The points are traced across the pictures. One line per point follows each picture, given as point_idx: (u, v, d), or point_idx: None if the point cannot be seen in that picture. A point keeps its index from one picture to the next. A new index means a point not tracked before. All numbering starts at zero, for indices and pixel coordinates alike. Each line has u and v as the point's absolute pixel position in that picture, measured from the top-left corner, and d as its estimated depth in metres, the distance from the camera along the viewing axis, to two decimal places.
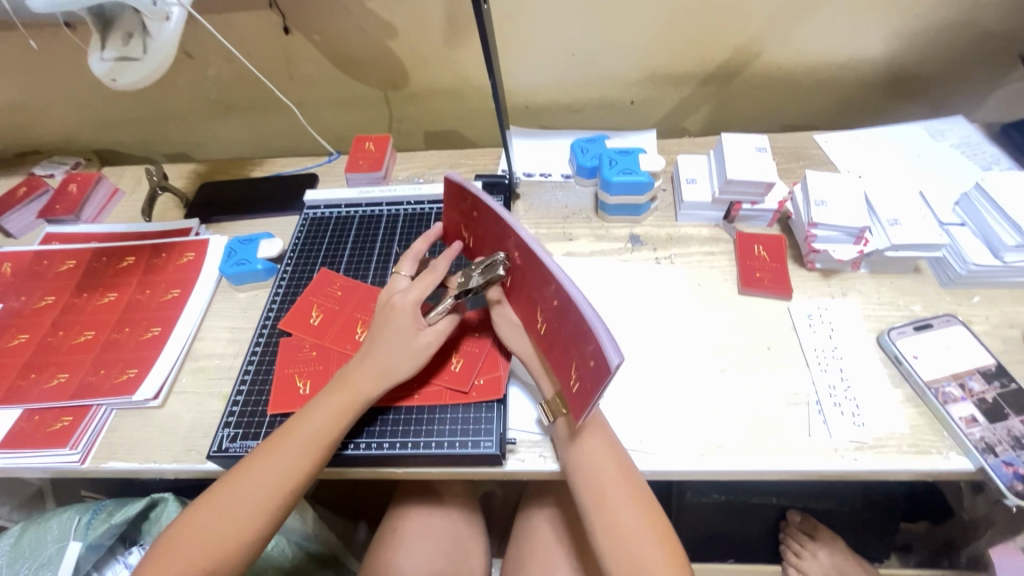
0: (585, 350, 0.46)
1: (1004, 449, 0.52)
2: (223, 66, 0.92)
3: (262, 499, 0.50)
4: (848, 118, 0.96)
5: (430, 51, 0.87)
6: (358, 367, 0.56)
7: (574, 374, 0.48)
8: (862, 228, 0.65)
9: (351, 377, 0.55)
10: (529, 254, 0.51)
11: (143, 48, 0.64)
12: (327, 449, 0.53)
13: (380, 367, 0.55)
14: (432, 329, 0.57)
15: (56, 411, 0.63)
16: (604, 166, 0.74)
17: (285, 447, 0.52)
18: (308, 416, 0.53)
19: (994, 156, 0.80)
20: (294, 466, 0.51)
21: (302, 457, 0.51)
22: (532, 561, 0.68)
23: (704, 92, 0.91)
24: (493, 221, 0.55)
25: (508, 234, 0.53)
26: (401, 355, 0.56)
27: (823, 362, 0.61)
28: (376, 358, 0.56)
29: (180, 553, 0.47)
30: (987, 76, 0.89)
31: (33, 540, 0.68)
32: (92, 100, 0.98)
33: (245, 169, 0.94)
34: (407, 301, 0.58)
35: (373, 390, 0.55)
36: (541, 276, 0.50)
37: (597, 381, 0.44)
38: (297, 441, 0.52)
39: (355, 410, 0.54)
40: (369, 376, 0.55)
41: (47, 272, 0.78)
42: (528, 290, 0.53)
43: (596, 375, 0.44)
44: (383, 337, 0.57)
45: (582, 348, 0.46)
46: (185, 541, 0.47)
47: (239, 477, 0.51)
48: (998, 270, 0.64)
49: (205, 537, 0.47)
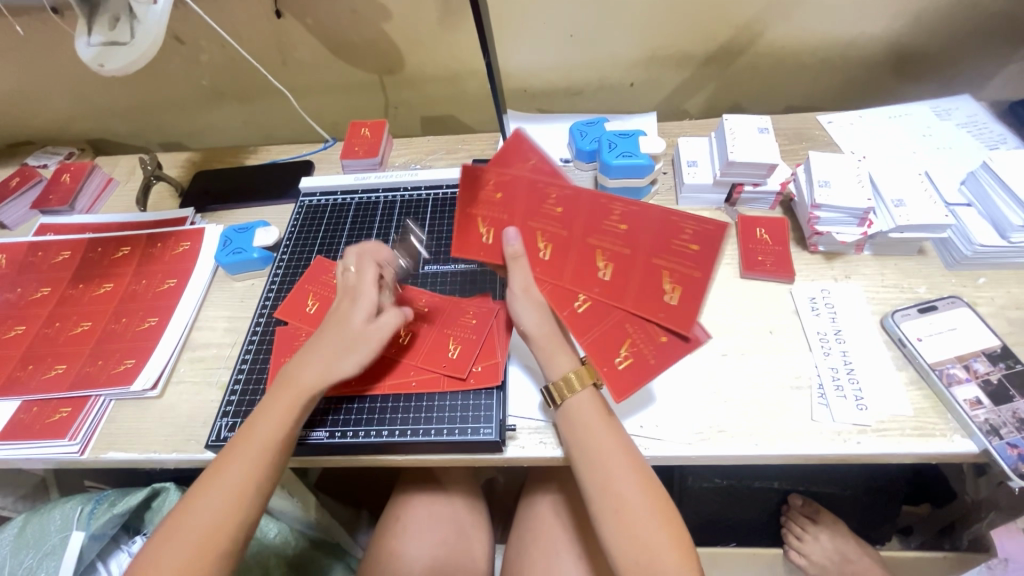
0: (679, 242, 0.54)
1: (1009, 431, 0.51)
2: (215, 52, 0.91)
3: (236, 499, 0.49)
4: (852, 98, 0.95)
5: (426, 34, 0.86)
6: (303, 363, 0.55)
7: (668, 284, 0.55)
8: (866, 209, 0.64)
9: (299, 373, 0.54)
10: (577, 200, 0.56)
11: (130, 32, 0.63)
12: (277, 450, 0.52)
13: (326, 360, 0.54)
14: (378, 323, 0.56)
15: (54, 403, 0.63)
16: (604, 150, 0.72)
17: (244, 445, 0.51)
18: (263, 414, 0.53)
19: (1001, 135, 0.78)
20: (258, 463, 0.50)
21: (257, 459, 0.51)
22: (534, 546, 0.68)
23: (705, 74, 0.90)
24: (524, 189, 0.56)
25: (542, 194, 0.56)
26: (344, 349, 0.55)
27: (826, 346, 0.60)
28: (322, 355, 0.55)
29: (165, 557, 0.46)
30: (994, 54, 0.87)
31: (36, 530, 0.68)
32: (84, 89, 0.97)
33: (240, 157, 0.93)
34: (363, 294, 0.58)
35: (319, 386, 0.54)
36: (600, 211, 0.56)
37: (706, 261, 0.54)
38: (252, 441, 0.51)
39: (300, 406, 0.53)
40: (315, 371, 0.54)
41: (42, 264, 0.78)
42: (578, 241, 0.57)
43: (705, 254, 0.54)
44: (331, 332, 0.56)
45: (676, 243, 0.55)
46: (170, 543, 0.46)
47: (213, 478, 0.50)
48: (1004, 250, 0.63)
49: (188, 540, 0.46)
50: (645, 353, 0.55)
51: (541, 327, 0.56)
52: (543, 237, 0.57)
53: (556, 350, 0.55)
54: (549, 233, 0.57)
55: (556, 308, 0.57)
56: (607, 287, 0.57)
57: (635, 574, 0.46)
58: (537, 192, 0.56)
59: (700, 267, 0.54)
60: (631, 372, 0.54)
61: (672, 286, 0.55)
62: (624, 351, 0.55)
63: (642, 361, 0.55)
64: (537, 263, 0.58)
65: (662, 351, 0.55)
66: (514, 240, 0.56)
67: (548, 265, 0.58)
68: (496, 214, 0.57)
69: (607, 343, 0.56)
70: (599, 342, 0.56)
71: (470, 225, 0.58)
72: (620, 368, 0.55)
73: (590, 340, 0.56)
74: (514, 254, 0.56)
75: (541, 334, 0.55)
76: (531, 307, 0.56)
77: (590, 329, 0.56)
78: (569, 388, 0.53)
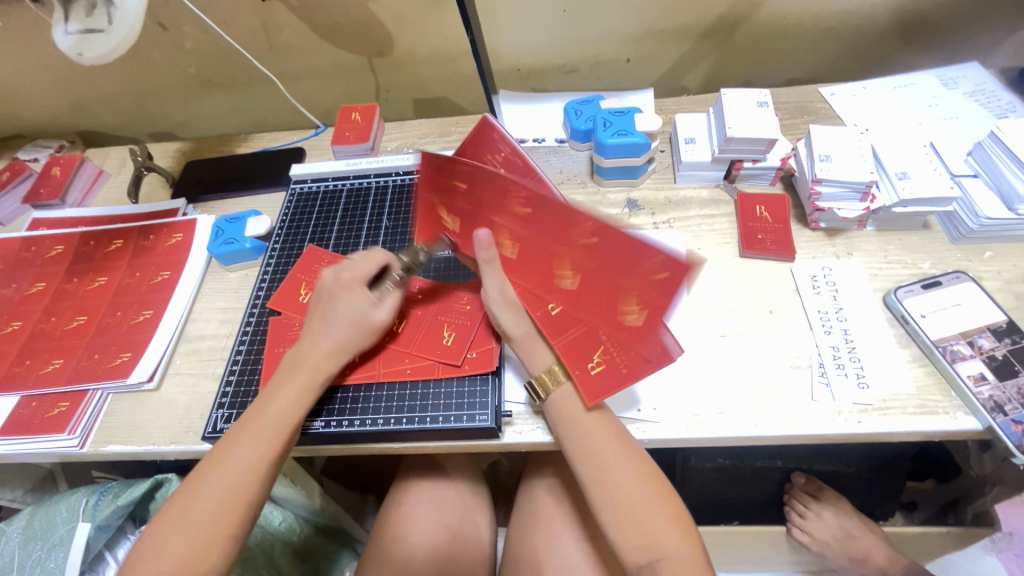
0: (645, 271, 0.45)
1: (1014, 408, 0.50)
2: (201, 38, 0.89)
3: (237, 491, 0.48)
4: (856, 69, 0.92)
5: (415, 13, 0.83)
6: (309, 347, 0.55)
7: (631, 309, 0.48)
8: (868, 182, 0.62)
9: (306, 358, 0.55)
10: (537, 202, 0.47)
11: (107, 18, 0.61)
12: (291, 433, 0.52)
13: (335, 342, 0.55)
14: (384, 304, 0.57)
15: (52, 397, 0.63)
16: (598, 129, 0.71)
17: (247, 435, 0.51)
18: (268, 404, 0.53)
19: (1010, 103, 0.75)
20: (262, 450, 0.50)
21: (268, 442, 0.51)
22: (535, 531, 0.68)
23: (703, 47, 0.87)
24: (481, 184, 0.49)
25: (503, 190, 0.49)
26: (353, 328, 0.56)
27: (827, 324, 0.59)
28: (331, 340, 0.55)
29: (170, 544, 0.46)
30: (1004, 19, 0.84)
31: (44, 522, 0.69)
32: (71, 80, 0.95)
33: (231, 146, 0.91)
34: (354, 277, 0.58)
35: (333, 365, 0.55)
36: (563, 221, 0.46)
37: (675, 295, 0.44)
38: (259, 428, 0.51)
39: (316, 390, 0.54)
40: (325, 352, 0.55)
41: (36, 259, 0.77)
42: (546, 246, 0.51)
43: (674, 287, 0.44)
44: (332, 315, 0.56)
45: (643, 271, 0.45)
46: (171, 532, 0.46)
47: (213, 469, 0.49)
48: (1011, 223, 0.61)
49: (186, 536, 0.46)
50: (618, 363, 0.53)
51: (520, 327, 0.55)
52: (511, 238, 0.54)
53: (534, 347, 0.55)
54: (517, 233, 0.53)
55: (529, 309, 0.57)
56: (576, 297, 0.53)
57: (636, 556, 0.47)
58: (493, 188, 0.49)
59: (668, 297, 0.45)
60: (603, 379, 0.53)
61: (635, 311, 0.48)
62: (597, 357, 0.54)
63: (614, 370, 0.53)
64: (510, 263, 0.56)
65: (636, 363, 0.53)
66: (484, 240, 0.54)
67: (524, 267, 0.56)
68: (460, 206, 0.54)
69: (578, 348, 0.55)
70: (573, 346, 0.55)
71: (441, 215, 0.58)
72: (592, 374, 0.53)
73: (562, 344, 0.55)
74: (487, 258, 0.55)
75: (521, 333, 0.55)
76: (510, 311, 0.55)
77: (563, 332, 0.56)
78: (554, 380, 0.53)
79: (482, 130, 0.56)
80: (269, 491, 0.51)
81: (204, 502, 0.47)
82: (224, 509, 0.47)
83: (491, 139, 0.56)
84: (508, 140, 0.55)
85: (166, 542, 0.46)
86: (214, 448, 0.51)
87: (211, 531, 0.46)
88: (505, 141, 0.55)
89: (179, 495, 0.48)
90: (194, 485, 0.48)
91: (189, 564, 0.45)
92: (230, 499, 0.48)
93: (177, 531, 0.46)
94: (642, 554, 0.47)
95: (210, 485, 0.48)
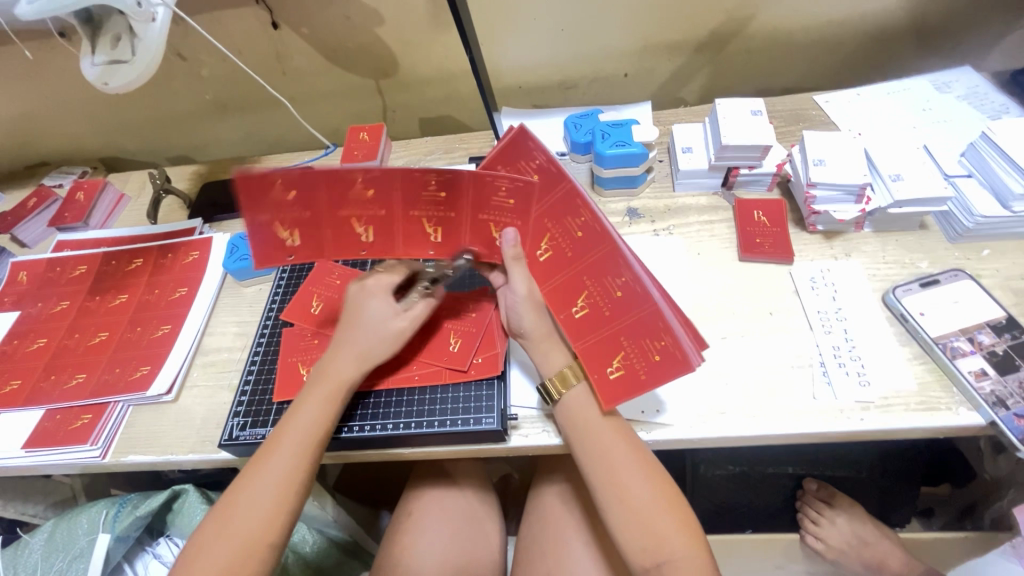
0: (650, 344, 0.52)
1: (1016, 402, 0.51)
2: (216, 67, 0.93)
3: (276, 501, 0.50)
4: (850, 77, 0.94)
5: (418, 37, 0.87)
6: (336, 357, 0.57)
7: (615, 361, 0.54)
8: (862, 185, 0.64)
9: (333, 367, 0.56)
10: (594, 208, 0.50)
11: (132, 50, 0.66)
12: (321, 442, 0.53)
13: (359, 350, 0.57)
14: (408, 313, 0.59)
15: (76, 410, 0.65)
16: (598, 141, 0.73)
17: (278, 447, 0.52)
18: (296, 414, 0.54)
19: (1003, 104, 0.77)
20: (294, 463, 0.51)
21: (299, 457, 0.52)
22: (543, 537, 0.69)
23: (697, 60, 0.90)
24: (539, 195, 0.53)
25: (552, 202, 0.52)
26: (378, 337, 0.57)
27: (826, 324, 0.60)
28: (354, 350, 0.57)
29: (208, 560, 0.47)
30: (994, 25, 0.85)
31: (66, 533, 0.71)
32: (95, 108, 1.00)
33: (245, 167, 0.95)
34: (379, 285, 0.60)
35: (357, 372, 0.56)
36: (610, 256, 0.54)
37: (659, 376, 0.51)
38: (288, 440, 0.52)
39: (342, 397, 0.55)
40: (350, 360, 0.56)
41: (60, 279, 0.80)
42: (587, 258, 0.55)
43: (663, 368, 0.51)
44: (360, 323, 0.58)
45: (648, 341, 0.52)
46: (216, 539, 0.48)
47: (246, 485, 0.51)
48: (1006, 220, 0.62)
49: (228, 551, 0.47)
50: (637, 368, 0.53)
51: (538, 327, 0.56)
52: (547, 239, 0.57)
53: (550, 347, 0.56)
54: (555, 239, 0.57)
55: (554, 310, 0.57)
56: (573, 322, 0.56)
57: (643, 558, 0.48)
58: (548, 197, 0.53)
59: (651, 373, 0.52)
60: (620, 383, 0.53)
61: (618, 365, 0.54)
62: (616, 361, 0.54)
63: (633, 375, 0.53)
64: (547, 266, 0.58)
65: (656, 369, 0.52)
66: (512, 240, 0.56)
67: (556, 269, 0.57)
68: (506, 218, 0.56)
69: (599, 351, 0.55)
70: (592, 349, 0.55)
71: (416, 226, 0.57)
72: (611, 377, 0.53)
73: (584, 346, 0.55)
74: (514, 255, 0.56)
75: (539, 332, 0.56)
76: (531, 311, 0.56)
77: (582, 336, 0.56)
78: (565, 383, 0.54)
79: (519, 139, 0.56)
80: (303, 502, 0.52)
81: (247, 509, 0.49)
82: (266, 516, 0.49)
83: (527, 147, 0.56)
84: (543, 148, 0.55)
85: (211, 547, 0.48)
86: (249, 461, 0.53)
87: (251, 543, 0.48)
88: (542, 150, 0.55)
89: (223, 505, 0.50)
90: (231, 502, 0.50)
91: (236, 567, 0.47)
92: (270, 509, 0.50)
93: (220, 546, 0.48)
94: (648, 556, 0.48)
95: (250, 495, 0.50)
